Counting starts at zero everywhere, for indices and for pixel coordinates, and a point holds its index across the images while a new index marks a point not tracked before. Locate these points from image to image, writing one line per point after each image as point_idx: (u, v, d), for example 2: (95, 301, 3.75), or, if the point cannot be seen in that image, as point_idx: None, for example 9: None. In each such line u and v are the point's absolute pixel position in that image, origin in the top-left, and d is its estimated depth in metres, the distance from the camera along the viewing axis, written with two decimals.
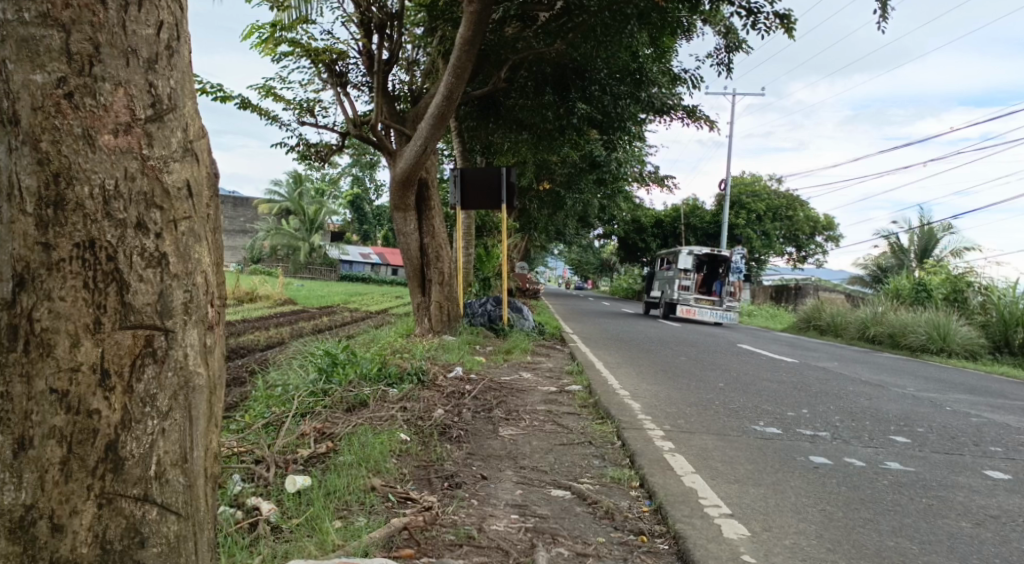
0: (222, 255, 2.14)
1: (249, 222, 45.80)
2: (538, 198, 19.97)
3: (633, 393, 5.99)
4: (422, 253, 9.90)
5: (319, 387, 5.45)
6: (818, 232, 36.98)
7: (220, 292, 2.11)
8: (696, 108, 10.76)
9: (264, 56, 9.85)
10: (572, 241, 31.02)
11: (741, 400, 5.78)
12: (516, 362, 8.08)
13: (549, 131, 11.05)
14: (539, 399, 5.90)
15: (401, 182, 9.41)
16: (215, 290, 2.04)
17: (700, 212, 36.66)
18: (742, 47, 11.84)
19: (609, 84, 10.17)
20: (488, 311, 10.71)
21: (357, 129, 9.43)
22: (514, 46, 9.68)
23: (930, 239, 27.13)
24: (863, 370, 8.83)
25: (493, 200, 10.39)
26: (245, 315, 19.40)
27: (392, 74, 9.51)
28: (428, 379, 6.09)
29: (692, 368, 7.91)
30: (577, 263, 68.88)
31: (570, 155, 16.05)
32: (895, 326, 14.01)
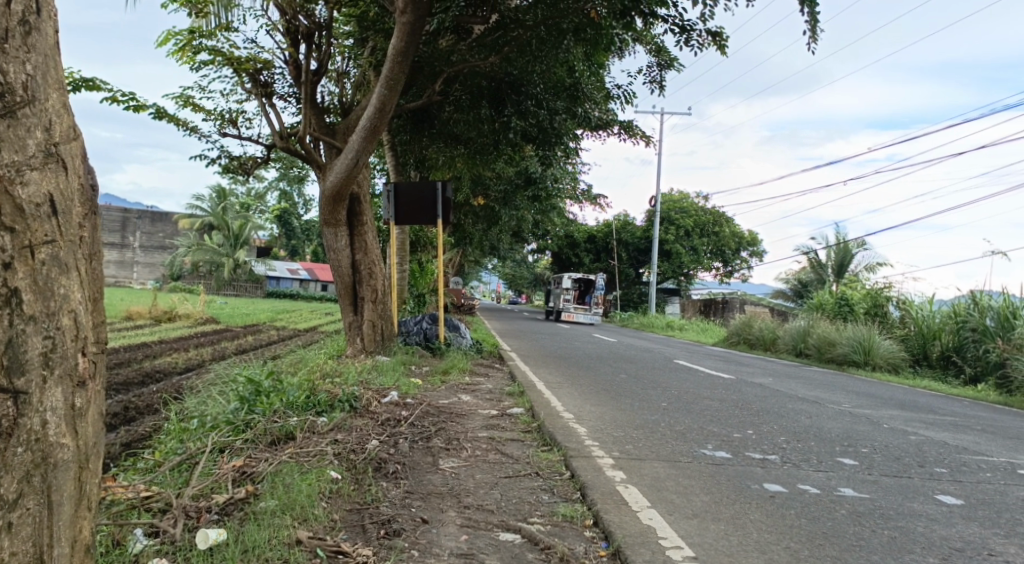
0: (94, 283, 2.21)
1: (170, 238, 43.92)
2: (471, 213, 19.72)
3: (577, 416, 5.78)
4: (354, 270, 9.49)
5: (241, 419, 5.04)
6: (744, 247, 37.96)
7: (92, 336, 2.18)
8: (632, 123, 10.75)
9: (182, 65, 9.34)
10: (506, 256, 30.89)
11: (686, 421, 5.64)
12: (454, 383, 7.79)
13: (484, 145, 10.84)
14: (479, 424, 5.61)
15: (330, 197, 9.02)
16: (82, 336, 2.11)
17: (631, 227, 37.14)
18: (675, 64, 11.93)
19: (544, 99, 9.98)
20: (423, 329, 10.36)
21: (283, 142, 9.01)
22: (449, 59, 9.45)
23: (846, 256, 27.88)
24: (797, 386, 8.87)
25: (428, 215, 10.09)
26: (164, 336, 18.43)
27: (320, 84, 9.14)
28: (362, 406, 5.73)
29: (634, 387, 7.74)
30: (510, 278, 68.88)
31: (505, 170, 15.89)
32: (821, 340, 14.32)
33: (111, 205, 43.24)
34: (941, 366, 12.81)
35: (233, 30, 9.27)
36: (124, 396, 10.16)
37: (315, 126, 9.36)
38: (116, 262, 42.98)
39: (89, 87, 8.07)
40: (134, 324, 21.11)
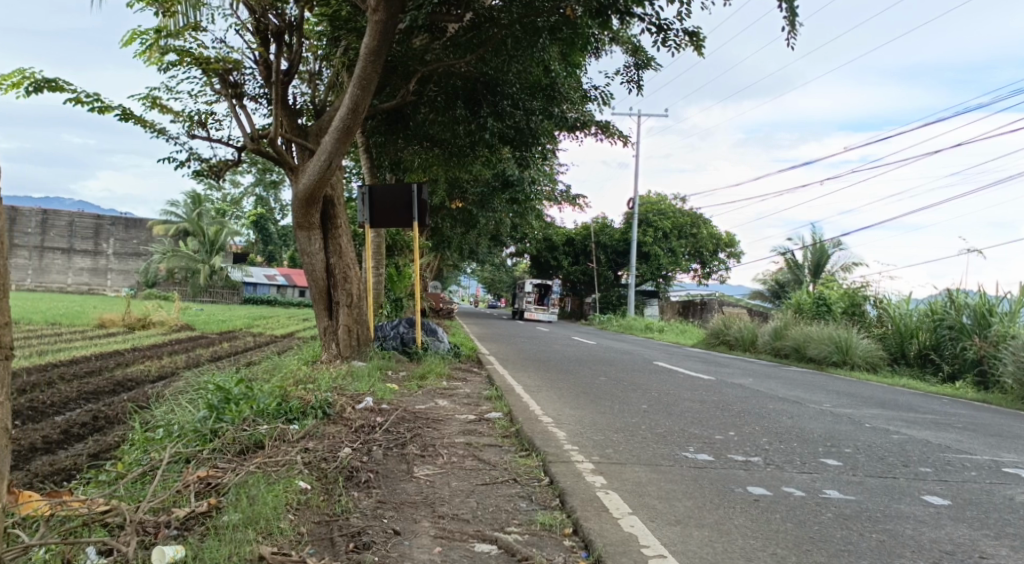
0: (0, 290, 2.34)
1: (144, 244, 43.27)
2: (449, 216, 19.56)
3: (556, 419, 5.66)
4: (328, 274, 9.31)
5: (209, 427, 4.86)
6: (721, 248, 38.15)
7: None
8: (609, 123, 10.67)
9: (149, 66, 9.11)
10: (484, 260, 30.76)
11: (668, 423, 5.55)
12: (431, 387, 7.64)
13: (460, 147, 10.71)
14: (456, 429, 5.47)
15: (304, 200, 8.83)
16: None
17: (610, 230, 37.17)
18: (652, 63, 11.89)
19: (521, 99, 9.87)
20: (400, 333, 10.18)
21: (254, 143, 8.80)
22: (423, 58, 9.31)
23: (823, 255, 28.13)
24: (778, 386, 8.82)
25: (403, 218, 9.93)
26: (137, 343, 18.06)
27: (291, 84, 8.96)
28: (335, 412, 5.57)
29: (613, 390, 7.64)
30: (489, 282, 68.70)
31: (482, 172, 15.77)
32: (800, 340, 14.34)
33: (83, 211, 42.52)
34: (919, 364, 12.86)
35: (201, 29, 9.06)
36: (94, 405, 9.87)
37: (287, 127, 9.17)
38: (89, 269, 42.27)
39: (51, 87, 7.82)
40: (106, 332, 20.70)
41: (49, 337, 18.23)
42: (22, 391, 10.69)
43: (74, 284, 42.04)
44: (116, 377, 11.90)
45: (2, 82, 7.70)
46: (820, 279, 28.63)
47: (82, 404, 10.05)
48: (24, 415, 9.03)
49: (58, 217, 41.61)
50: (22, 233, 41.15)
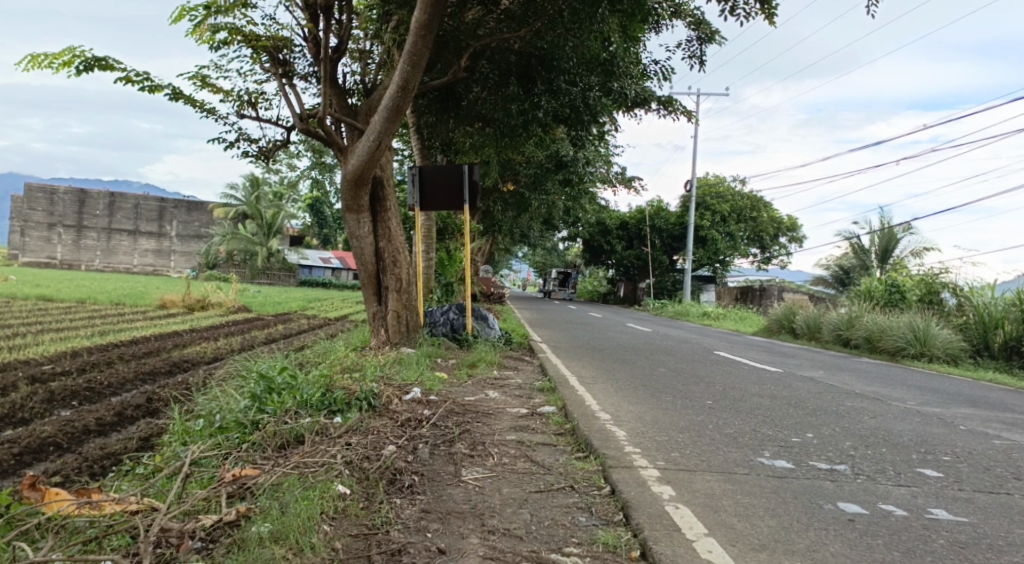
0: None
1: (205, 227, 44.11)
2: (501, 199, 19.21)
3: (615, 416, 5.28)
4: (378, 258, 9.07)
5: (250, 418, 4.64)
6: (782, 232, 36.93)
7: None
8: (672, 98, 10.12)
9: (199, 44, 8.96)
10: (537, 243, 30.34)
11: (738, 423, 5.12)
12: (482, 377, 7.34)
13: (513, 127, 10.33)
14: (507, 425, 5.13)
15: (352, 181, 8.57)
16: None
17: (665, 213, 36.28)
18: (716, 37, 11.27)
19: (577, 75, 9.49)
20: (450, 320, 9.91)
21: (302, 122, 8.57)
22: (475, 34, 8.95)
23: (891, 240, 26.93)
24: (851, 380, 8.23)
25: (455, 201, 9.62)
26: (194, 324, 18.29)
27: (340, 61, 8.68)
28: (381, 404, 5.29)
29: (673, 383, 7.21)
30: (542, 265, 68.22)
31: (536, 154, 15.36)
32: (870, 329, 13.59)
33: (147, 194, 43.64)
34: (1005, 356, 12.05)
35: (251, 6, 8.86)
36: (149, 386, 9.89)
37: (336, 107, 8.92)
38: (153, 250, 43.46)
39: (101, 65, 7.70)
40: (165, 312, 21.07)
41: (111, 317, 18.63)
42: (81, 371, 10.81)
43: (138, 265, 43.30)
44: (171, 359, 11.95)
45: (52, 61, 7.63)
46: (888, 266, 27.44)
47: (137, 384, 10.09)
48: (80, 395, 9.07)
49: (124, 199, 42.78)
50: (89, 215, 42.50)
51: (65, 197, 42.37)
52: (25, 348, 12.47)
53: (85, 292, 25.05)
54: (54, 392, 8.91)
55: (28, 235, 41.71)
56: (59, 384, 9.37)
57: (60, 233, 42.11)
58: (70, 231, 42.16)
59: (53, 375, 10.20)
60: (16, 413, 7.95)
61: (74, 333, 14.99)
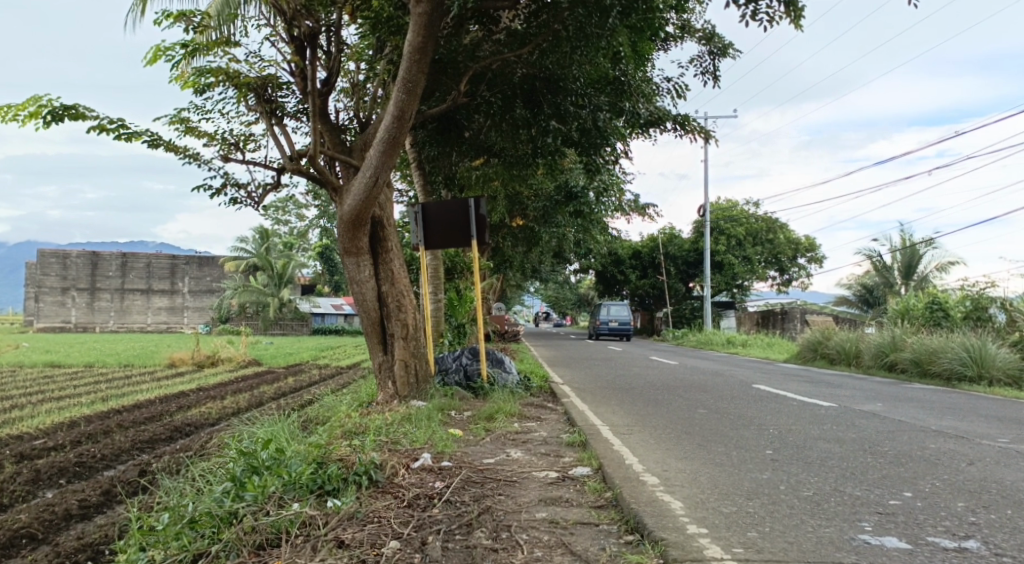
0: None
1: (216, 281, 43.77)
2: (510, 234, 18.58)
3: (664, 478, 4.46)
4: (381, 304, 8.30)
5: (227, 507, 3.81)
6: (800, 254, 36.01)
7: None
8: (689, 117, 9.37)
9: (182, 88, 8.30)
10: (549, 277, 29.60)
11: (813, 483, 4.30)
12: (502, 431, 6.51)
13: (521, 154, 9.64)
14: (536, 497, 4.27)
15: (350, 222, 7.85)
16: None
17: (679, 240, 35.57)
18: (729, 50, 10.58)
19: (586, 96, 8.72)
20: (463, 366, 9.09)
21: (293, 163, 7.87)
22: (475, 55, 8.28)
23: (913, 257, 26.09)
24: (917, 413, 7.31)
25: (461, 236, 8.88)
26: (202, 383, 17.53)
27: (331, 95, 8.01)
28: (384, 478, 4.45)
29: (720, 427, 6.32)
30: (555, 299, 67.47)
31: (544, 182, 14.70)
32: (917, 351, 12.68)
33: (157, 253, 43.41)
34: None
35: (234, 42, 8.24)
36: (146, 457, 9.08)
37: (328, 143, 8.23)
38: (166, 308, 43.11)
39: (71, 114, 7.05)
40: (174, 372, 20.34)
41: (117, 380, 17.91)
42: (75, 443, 10.03)
43: (152, 323, 42.90)
44: (172, 423, 11.14)
45: (18, 113, 6.99)
46: (913, 282, 26.67)
47: (134, 455, 9.28)
48: (69, 471, 8.28)
49: (135, 258, 42.68)
50: (102, 276, 42.28)
51: (78, 260, 42.19)
52: (20, 422, 11.72)
53: (96, 355, 24.45)
54: (40, 470, 8.13)
55: (41, 300, 41.45)
56: (46, 461, 8.57)
57: (73, 296, 41.82)
58: (82, 294, 41.93)
59: (43, 451, 9.41)
60: None
61: (73, 401, 14.24)
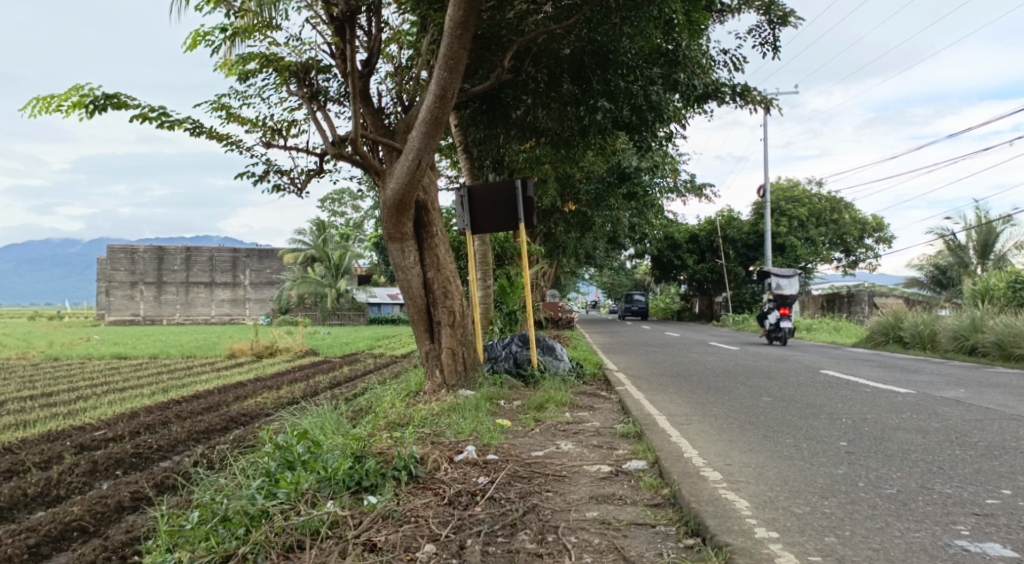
0: None
1: (276, 273, 44.57)
2: (563, 219, 18.23)
3: (728, 474, 4.07)
4: (427, 291, 8.08)
5: (258, 504, 3.59)
6: (867, 234, 34.56)
7: None
8: (749, 86, 8.84)
9: (225, 75, 8.17)
10: (604, 263, 29.09)
11: (897, 479, 3.86)
12: (553, 421, 6.20)
13: (570, 134, 9.25)
14: (586, 494, 3.95)
15: (393, 207, 7.62)
16: None
17: (738, 222, 34.53)
18: (790, 18, 9.96)
19: (638, 69, 8.28)
20: (513, 353, 8.83)
21: (334, 147, 7.66)
22: (519, 30, 7.93)
23: (990, 235, 24.71)
24: (1007, 400, 6.71)
25: (509, 219, 8.58)
26: (260, 373, 17.70)
27: (372, 76, 7.77)
28: (425, 473, 4.18)
29: (786, 417, 5.87)
30: (611, 284, 66.73)
31: (597, 164, 14.29)
32: (1001, 334, 11.85)
33: (220, 246, 44.48)
34: None
35: (275, 26, 8.04)
36: (200, 447, 9.09)
37: (370, 127, 8.01)
38: (229, 300, 44.14)
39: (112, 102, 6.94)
40: (234, 362, 20.65)
41: (179, 371, 18.24)
42: (133, 434, 10.12)
43: (216, 315, 43.99)
44: (228, 413, 11.19)
45: (62, 103, 6.93)
46: (990, 261, 25.27)
47: (190, 446, 9.30)
48: (126, 462, 8.32)
49: (199, 252, 43.82)
50: (168, 270, 43.52)
51: (146, 254, 43.48)
52: (85, 413, 11.95)
53: (161, 347, 25.10)
54: (97, 461, 8.20)
55: (112, 294, 42.84)
56: (104, 452, 8.65)
57: (141, 290, 43.20)
58: (150, 287, 43.25)
59: (103, 441, 9.52)
60: (51, 490, 7.22)
61: (136, 391, 14.51)
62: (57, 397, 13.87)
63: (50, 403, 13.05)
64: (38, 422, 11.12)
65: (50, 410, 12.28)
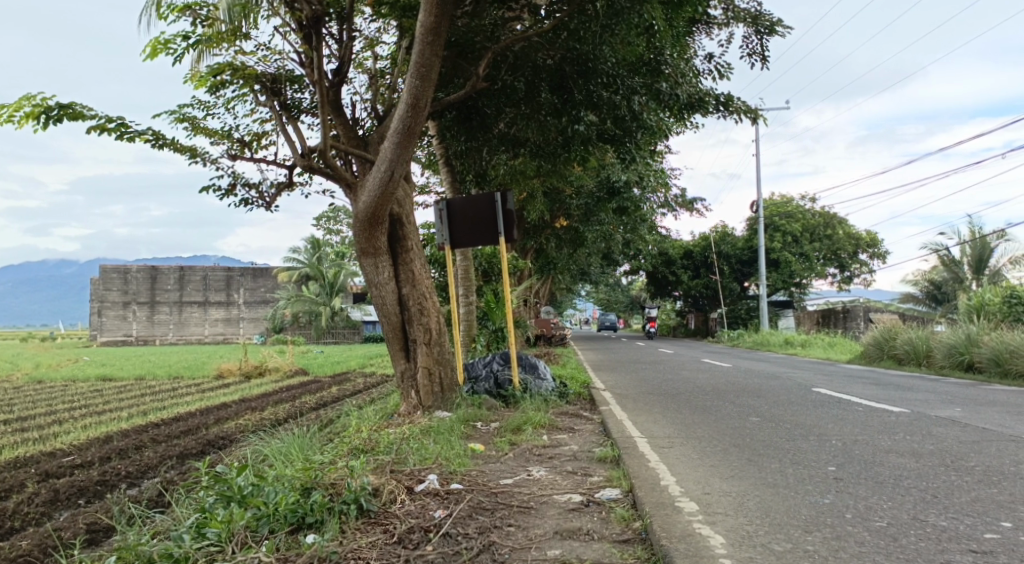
0: None
1: (270, 292, 44.22)
2: (554, 235, 18.00)
3: (706, 506, 3.75)
4: (402, 308, 7.77)
5: (185, 546, 3.25)
6: (862, 249, 34.30)
7: None
8: (733, 96, 8.60)
9: (194, 86, 7.90)
10: (599, 280, 28.84)
11: (889, 510, 3.55)
12: (528, 445, 5.87)
13: (551, 144, 8.98)
14: (550, 528, 3.62)
15: (365, 220, 7.32)
16: None
17: (731, 238, 34.30)
18: (777, 27, 9.75)
19: (620, 78, 8.02)
20: (494, 372, 8.51)
21: (304, 159, 7.36)
22: (495, 35, 7.66)
23: (984, 249, 24.47)
24: (1005, 419, 6.40)
25: (487, 233, 8.29)
26: (246, 393, 17.32)
27: (343, 86, 7.50)
28: (377, 507, 3.84)
29: (772, 439, 5.56)
30: (608, 301, 66.52)
31: (585, 178, 14.03)
32: (997, 350, 11.56)
33: (213, 265, 44.13)
34: None
35: (244, 36, 7.79)
36: (170, 474, 8.70)
37: (343, 138, 7.74)
38: (222, 319, 43.68)
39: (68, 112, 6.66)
40: (221, 382, 20.24)
41: (163, 393, 17.83)
42: (104, 460, 9.72)
43: (209, 334, 43.49)
44: (205, 437, 10.79)
45: (16, 113, 6.63)
46: (985, 276, 25.03)
47: (160, 472, 8.91)
48: (90, 490, 7.93)
49: (192, 272, 43.49)
50: (161, 289, 43.10)
51: (139, 274, 43.10)
52: (56, 438, 11.56)
53: (150, 368, 24.66)
54: (59, 490, 7.81)
55: (104, 314, 42.30)
56: (68, 480, 8.26)
57: (134, 310, 42.76)
58: (143, 307, 42.80)
59: (70, 469, 9.13)
60: (5, 523, 6.85)
61: (115, 414, 14.12)
62: (33, 421, 13.47)
63: (25, 428, 12.65)
64: (7, 448, 10.73)
65: (23, 434, 11.89)
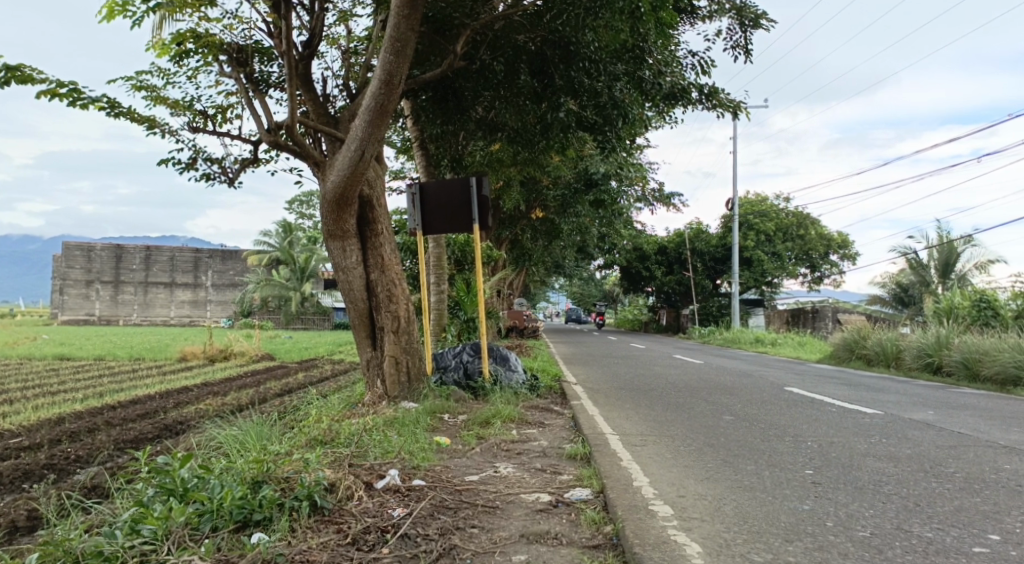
0: None
1: (239, 275, 43.47)
2: (529, 226, 17.78)
3: (681, 511, 3.55)
4: (369, 294, 7.48)
5: (115, 543, 2.97)
6: (832, 250, 34.58)
7: None
8: (716, 87, 8.41)
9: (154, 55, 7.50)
10: (573, 273, 28.68)
11: (873, 520, 3.38)
12: (497, 439, 5.64)
13: (529, 130, 8.72)
14: (516, 531, 3.40)
15: (333, 202, 7.01)
16: None
17: (706, 235, 34.33)
18: (762, 20, 9.58)
19: (603, 64, 7.78)
20: (463, 363, 8.25)
21: (270, 134, 7.01)
22: (474, 13, 7.36)
23: (951, 254, 24.73)
24: (979, 424, 6.31)
25: (459, 220, 8.02)
26: (209, 377, 16.86)
27: (313, 59, 7.15)
28: (332, 504, 3.58)
29: (748, 440, 5.39)
30: (581, 295, 66.63)
31: (562, 168, 13.81)
32: (966, 353, 11.58)
33: (181, 246, 43.24)
34: None
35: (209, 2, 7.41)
36: (122, 459, 8.32)
37: (313, 115, 7.40)
38: (189, 302, 42.82)
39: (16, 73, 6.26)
40: (184, 366, 19.72)
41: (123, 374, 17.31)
42: (53, 442, 9.30)
43: (176, 316, 42.65)
44: (162, 421, 10.40)
45: None
46: (951, 280, 25.32)
47: (111, 457, 8.53)
48: (34, 474, 7.53)
49: (159, 252, 42.60)
50: (126, 269, 42.11)
51: (103, 253, 42.06)
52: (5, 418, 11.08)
53: (111, 348, 24.00)
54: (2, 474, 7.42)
55: (67, 293, 41.28)
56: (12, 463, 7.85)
57: (97, 289, 41.74)
58: (107, 287, 41.79)
59: (16, 451, 8.69)
60: None
61: (71, 395, 13.63)
62: None
63: None
64: None
65: None
